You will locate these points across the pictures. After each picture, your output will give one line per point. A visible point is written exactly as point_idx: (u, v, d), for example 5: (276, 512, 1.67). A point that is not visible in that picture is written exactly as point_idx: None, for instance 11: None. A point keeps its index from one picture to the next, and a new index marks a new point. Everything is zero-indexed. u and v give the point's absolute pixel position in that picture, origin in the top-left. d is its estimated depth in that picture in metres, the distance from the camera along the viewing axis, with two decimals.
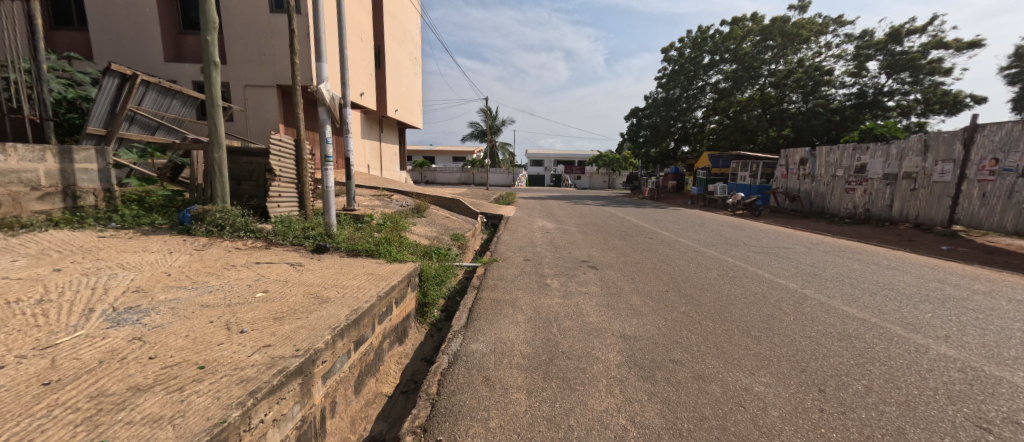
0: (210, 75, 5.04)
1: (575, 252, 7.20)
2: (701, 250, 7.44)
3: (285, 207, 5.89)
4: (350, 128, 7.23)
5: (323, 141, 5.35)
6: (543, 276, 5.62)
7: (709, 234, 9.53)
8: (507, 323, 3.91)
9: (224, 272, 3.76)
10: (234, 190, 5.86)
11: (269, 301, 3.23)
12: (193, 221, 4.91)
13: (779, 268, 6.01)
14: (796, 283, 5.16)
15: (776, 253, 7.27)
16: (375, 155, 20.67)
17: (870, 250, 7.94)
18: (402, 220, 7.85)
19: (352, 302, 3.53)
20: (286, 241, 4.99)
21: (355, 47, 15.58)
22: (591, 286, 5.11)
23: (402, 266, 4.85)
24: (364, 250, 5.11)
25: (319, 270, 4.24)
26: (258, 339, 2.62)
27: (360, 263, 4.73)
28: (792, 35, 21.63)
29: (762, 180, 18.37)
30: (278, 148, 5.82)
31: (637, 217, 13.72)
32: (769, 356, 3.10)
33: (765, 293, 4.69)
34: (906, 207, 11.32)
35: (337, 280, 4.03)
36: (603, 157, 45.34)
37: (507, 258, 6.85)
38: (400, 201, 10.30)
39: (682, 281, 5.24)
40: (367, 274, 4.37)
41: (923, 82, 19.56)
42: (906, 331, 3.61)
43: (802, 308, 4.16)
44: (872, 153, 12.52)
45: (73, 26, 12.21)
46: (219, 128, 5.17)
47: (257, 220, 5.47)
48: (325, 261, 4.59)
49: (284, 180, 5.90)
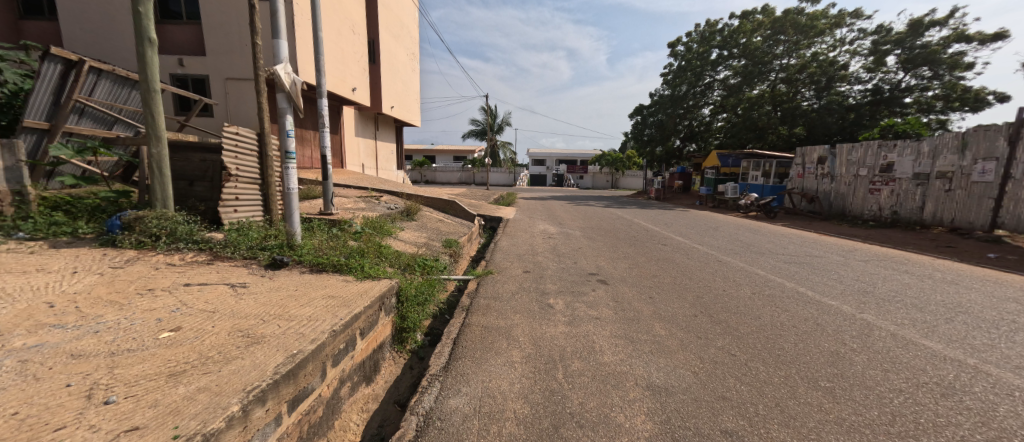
0: (144, 54, 4.17)
1: (581, 263, 6.32)
2: (724, 259, 6.56)
3: (245, 211, 5.04)
4: (327, 123, 6.36)
5: (283, 134, 4.48)
6: (545, 294, 4.75)
7: (726, 240, 8.66)
8: (499, 364, 3.06)
9: (134, 300, 2.90)
10: (184, 192, 5.00)
11: (174, 347, 2.39)
12: (121, 229, 4.05)
13: (822, 284, 5.13)
14: (849, 304, 4.29)
15: (810, 263, 6.39)
16: (370, 154, 19.88)
17: (912, 259, 7.07)
18: (386, 225, 7.00)
19: (293, 341, 2.65)
20: (236, 254, 4.15)
21: (347, 40, 14.79)
22: (602, 308, 4.24)
23: (375, 285, 4.02)
24: (332, 265, 4.27)
25: (266, 294, 3.39)
26: (126, 417, 1.79)
27: (322, 283, 3.86)
28: (805, 28, 20.62)
29: (775, 180, 17.45)
30: (236, 143, 4.95)
31: (647, 220, 12.82)
32: (857, 426, 2.23)
33: (818, 319, 3.84)
34: (939, 210, 10.43)
35: (284, 307, 3.17)
36: (608, 156, 42.63)
37: (504, 270, 5.99)
38: (389, 203, 9.45)
39: (711, 301, 4.38)
40: (327, 297, 3.51)
41: (943, 78, 18.60)
42: (1022, 380, 2.73)
43: (874, 344, 3.29)
44: (900, 150, 11.59)
45: (43, 16, 11.40)
46: (158, 118, 4.31)
47: (206, 227, 4.62)
48: (277, 281, 3.73)
49: (244, 179, 5.01)
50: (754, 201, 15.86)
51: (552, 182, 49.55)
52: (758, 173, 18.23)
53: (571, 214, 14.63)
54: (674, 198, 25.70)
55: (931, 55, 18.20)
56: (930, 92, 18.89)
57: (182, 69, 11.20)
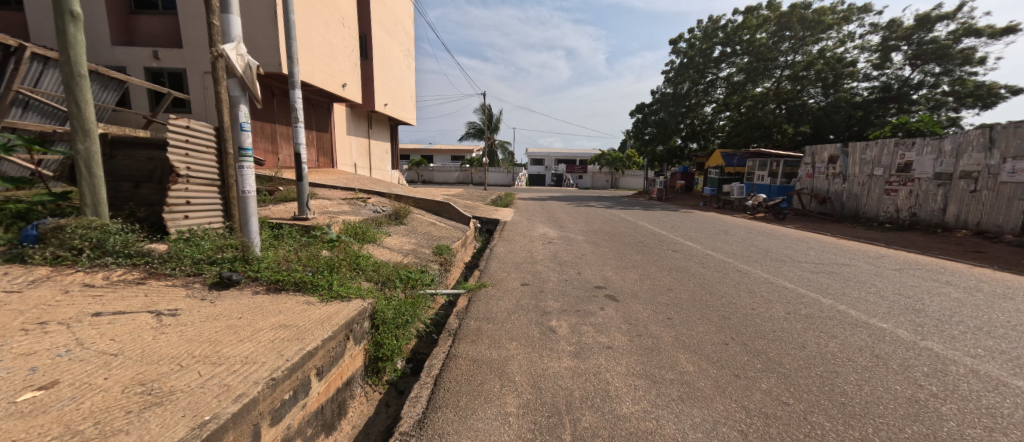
0: (64, 30, 3.49)
1: (585, 273, 5.65)
2: (744, 269, 5.91)
3: (198, 218, 4.36)
4: (301, 117, 5.67)
5: (236, 127, 3.80)
6: (546, 314, 4.07)
7: (740, 245, 8.02)
8: (488, 418, 2.39)
9: (11, 340, 2.23)
10: (128, 196, 4.34)
11: (30, 418, 1.71)
12: (36, 242, 3.37)
13: (861, 300, 4.47)
14: (905, 327, 3.64)
15: (840, 273, 5.75)
16: (363, 154, 19.19)
17: (947, 267, 6.43)
18: (370, 230, 6.33)
19: (210, 400, 1.97)
20: (176, 270, 3.47)
21: (337, 33, 14.04)
22: (614, 334, 3.57)
23: (344, 308, 3.35)
24: (294, 282, 3.59)
25: (198, 324, 2.70)
26: None
27: (277, 307, 3.17)
28: (812, 23, 19.93)
29: (782, 181, 16.79)
30: (189, 138, 4.26)
31: (652, 222, 12.14)
32: None
33: (875, 349, 3.20)
34: (963, 211, 9.82)
35: (216, 344, 2.49)
36: (608, 156, 42.24)
37: (499, 282, 5.32)
38: (377, 204, 8.79)
39: (739, 323, 3.75)
40: (278, 327, 2.82)
41: (953, 73, 17.95)
42: None
43: (957, 387, 2.64)
44: (918, 149, 10.96)
45: (8, 6, 10.63)
46: (86, 108, 3.63)
47: (148, 238, 3.94)
48: (219, 307, 3.03)
49: (196, 179, 4.32)
50: (761, 201, 15.26)
51: (551, 182, 48.91)
52: (764, 173, 17.59)
53: (572, 215, 13.98)
54: (677, 198, 25.11)
55: (942, 50, 17.54)
56: (940, 88, 18.27)
57: (157, 63, 10.48)
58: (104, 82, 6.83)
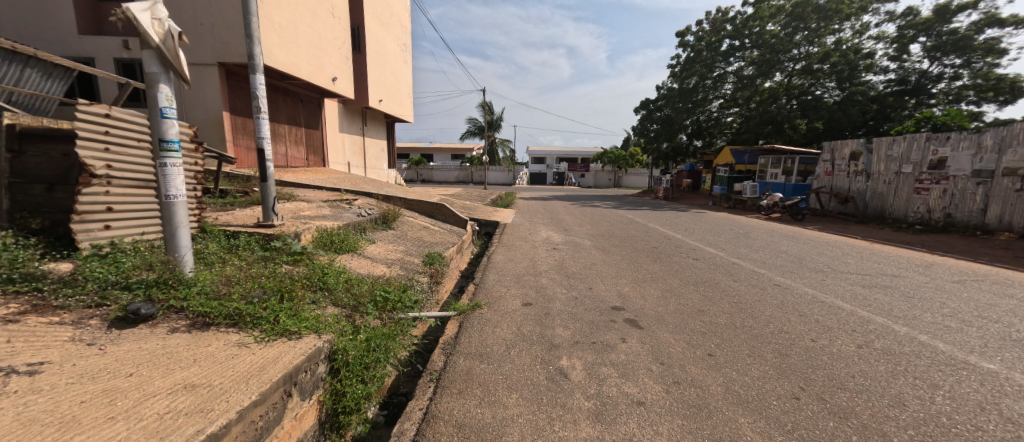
0: None
1: (597, 289, 4.81)
2: (783, 283, 5.07)
3: (122, 229, 3.53)
4: (265, 106, 4.83)
5: (157, 114, 3.00)
6: (554, 349, 3.23)
7: (768, 252, 7.15)
8: None
9: None
10: (39, 202, 3.52)
11: None
12: None
13: (942, 327, 3.62)
14: (1022, 371, 2.80)
15: (897, 288, 4.91)
16: (356, 152, 18.35)
17: (1011, 278, 5.59)
18: (349, 237, 5.52)
19: None
20: (71, 299, 2.65)
21: (326, 23, 13.19)
22: (644, 380, 2.74)
23: (288, 349, 2.53)
24: (228, 315, 2.77)
25: (60, 391, 1.88)
26: None
27: (193, 354, 2.34)
28: (830, 12, 18.79)
29: (797, 179, 15.88)
30: (112, 129, 3.45)
31: (663, 224, 11.28)
32: None
33: (1002, 408, 2.36)
34: (1007, 212, 8.95)
35: (69, 428, 1.66)
36: (609, 154, 41.76)
37: (496, 302, 4.45)
38: (363, 207, 7.96)
39: (804, 364, 2.91)
40: (179, 391, 1.99)
41: (974, 66, 17.01)
42: None
43: None
44: (954, 144, 10.08)
45: None
46: None
47: (50, 257, 3.11)
48: (108, 357, 2.21)
49: (121, 180, 3.50)
50: (777, 201, 14.42)
51: (552, 181, 47.96)
52: (777, 171, 16.71)
53: (576, 217, 13.14)
54: (682, 197, 24.31)
55: (963, 41, 16.57)
56: (960, 81, 17.32)
57: (128, 53, 9.67)
58: (48, 70, 5.93)
